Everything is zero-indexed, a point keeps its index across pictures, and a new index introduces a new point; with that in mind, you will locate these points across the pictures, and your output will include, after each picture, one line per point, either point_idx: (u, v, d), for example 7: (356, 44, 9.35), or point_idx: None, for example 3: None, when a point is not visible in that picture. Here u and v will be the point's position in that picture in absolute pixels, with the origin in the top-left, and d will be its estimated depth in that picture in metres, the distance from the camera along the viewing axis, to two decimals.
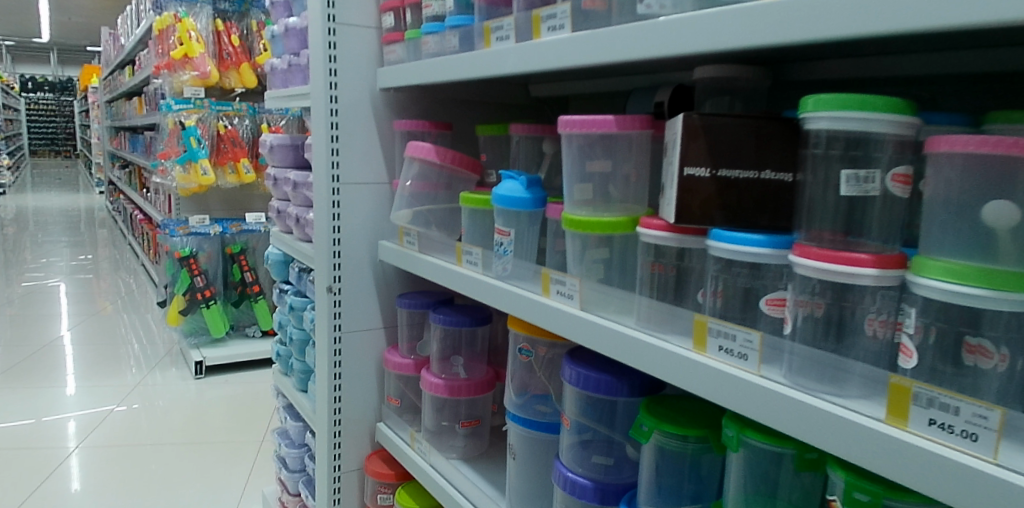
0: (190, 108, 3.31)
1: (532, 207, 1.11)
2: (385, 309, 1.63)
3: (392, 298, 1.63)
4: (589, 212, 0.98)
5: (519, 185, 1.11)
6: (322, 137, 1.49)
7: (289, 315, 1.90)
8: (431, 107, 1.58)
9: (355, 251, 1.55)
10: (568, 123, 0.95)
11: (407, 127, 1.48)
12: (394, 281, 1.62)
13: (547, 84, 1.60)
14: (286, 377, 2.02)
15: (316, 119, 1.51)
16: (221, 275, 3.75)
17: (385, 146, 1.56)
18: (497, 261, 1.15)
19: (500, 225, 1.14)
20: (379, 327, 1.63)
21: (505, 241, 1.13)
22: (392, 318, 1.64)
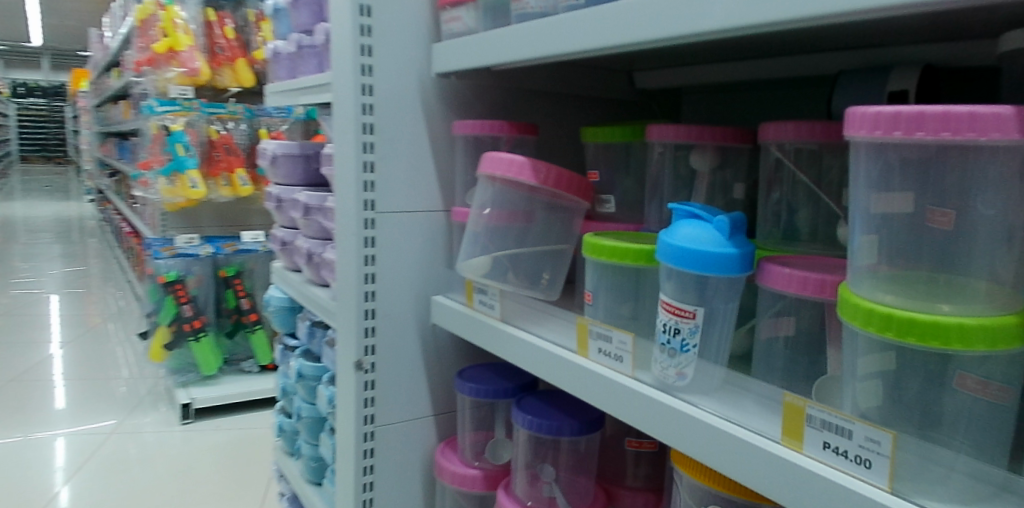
0: (177, 110, 2.83)
1: (738, 270, 0.63)
2: (434, 389, 1.14)
3: (445, 372, 1.15)
4: (903, 294, 0.50)
5: (706, 231, 0.63)
6: (350, 145, 1.01)
7: (297, 383, 1.41)
8: (504, 104, 1.11)
9: (395, 309, 1.07)
10: (887, 121, 0.46)
11: (473, 131, 1.01)
12: (448, 349, 1.15)
13: (663, 71, 1.13)
14: (293, 461, 1.53)
15: (341, 119, 1.04)
16: (214, 301, 3.28)
17: (441, 159, 1.08)
18: (668, 362, 0.66)
19: (671, 300, 0.65)
20: (427, 415, 1.15)
21: (686, 329, 0.64)
22: (445, 400, 1.16)
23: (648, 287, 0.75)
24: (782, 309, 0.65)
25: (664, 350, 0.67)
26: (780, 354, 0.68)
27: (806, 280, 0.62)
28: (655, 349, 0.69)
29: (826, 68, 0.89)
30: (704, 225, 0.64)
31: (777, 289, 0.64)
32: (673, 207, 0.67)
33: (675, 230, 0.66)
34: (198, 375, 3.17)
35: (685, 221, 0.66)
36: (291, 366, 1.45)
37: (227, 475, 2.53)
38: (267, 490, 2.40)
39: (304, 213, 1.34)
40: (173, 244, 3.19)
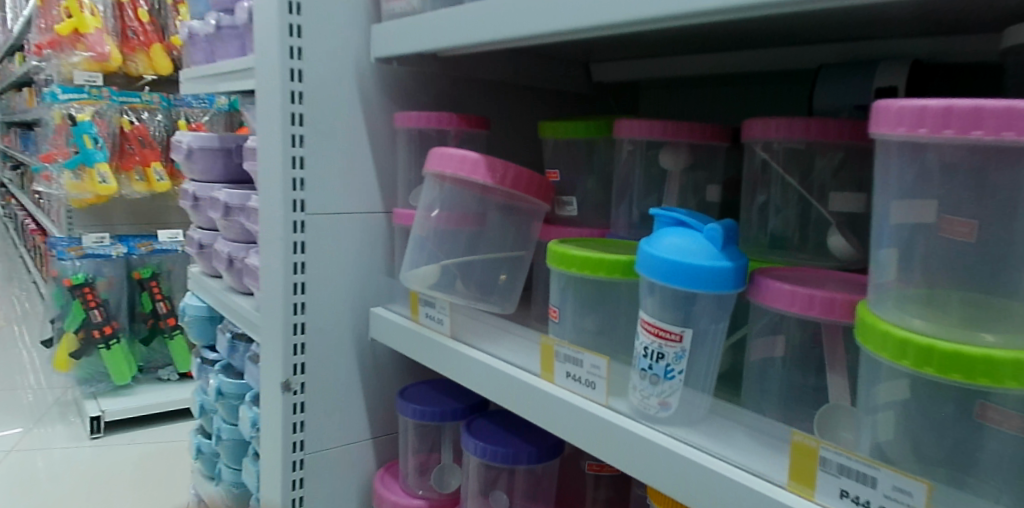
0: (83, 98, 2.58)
1: (731, 286, 0.55)
2: (373, 409, 1.03)
3: (385, 390, 1.04)
4: (932, 320, 0.43)
5: (692, 241, 0.55)
6: (276, 138, 0.89)
7: (216, 401, 1.26)
8: (451, 95, 1.00)
9: (328, 323, 0.95)
10: (936, 118, 0.40)
11: (418, 123, 0.91)
12: (388, 365, 1.04)
13: (624, 63, 1.04)
14: (212, 487, 1.38)
15: (265, 108, 0.91)
16: (127, 306, 3.03)
17: (381, 155, 0.97)
18: (649, 391, 0.58)
19: (653, 319, 0.57)
20: (365, 439, 1.03)
21: (671, 354, 0.56)
22: (385, 421, 1.05)
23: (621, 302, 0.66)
24: (776, 329, 0.58)
25: (644, 377, 0.58)
26: (771, 379, 0.60)
27: (812, 298, 0.52)
28: (633, 375, 0.60)
29: (803, 61, 0.83)
30: (690, 234, 0.56)
31: (776, 308, 0.55)
32: (656, 213, 0.59)
33: (658, 239, 0.57)
34: (109, 385, 2.91)
35: (669, 229, 0.57)
36: (209, 383, 1.30)
37: (142, 488, 2.29)
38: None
39: (224, 213, 1.19)
40: (80, 243, 2.93)
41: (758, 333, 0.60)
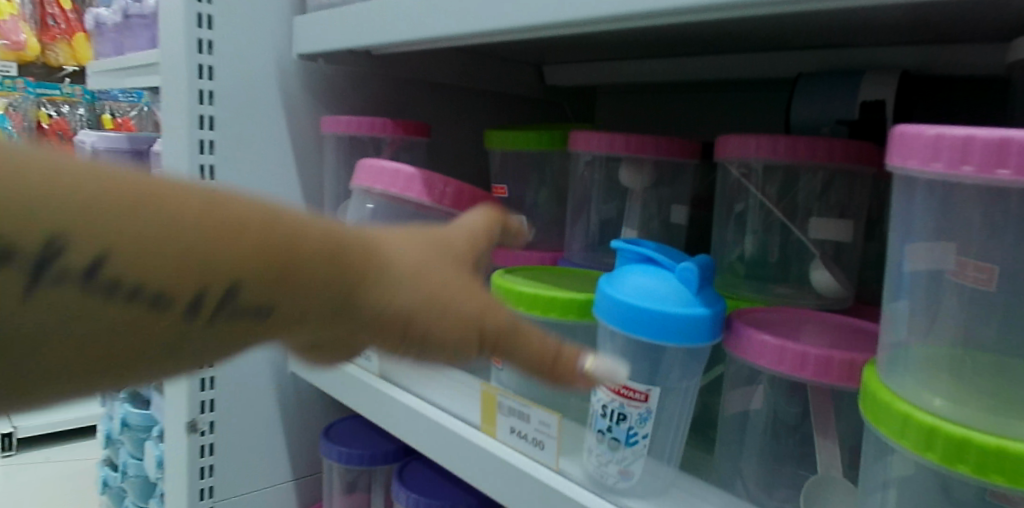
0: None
1: (704, 336, 0.45)
2: (294, 448, 0.91)
3: (309, 426, 0.92)
4: (948, 396, 0.35)
5: (661, 282, 0.46)
6: (180, 144, 0.76)
7: (127, 431, 1.12)
8: (388, 97, 0.90)
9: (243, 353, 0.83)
10: (992, 154, 0.30)
11: (346, 129, 0.79)
12: (312, 397, 0.92)
13: (581, 65, 0.96)
14: None
15: (167, 109, 0.77)
16: None
17: (307, 163, 0.86)
18: (609, 458, 0.48)
19: (614, 374, 0.47)
20: (286, 482, 0.91)
21: (636, 418, 0.47)
22: (308, 461, 0.93)
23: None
24: (752, 380, 0.50)
25: (603, 442, 0.49)
26: (748, 435, 0.52)
27: (804, 357, 0.43)
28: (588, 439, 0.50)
29: (777, 69, 0.75)
30: (661, 274, 0.47)
31: (756, 366, 0.46)
32: (618, 246, 0.50)
33: (621, 278, 0.48)
34: None
35: (635, 266, 0.48)
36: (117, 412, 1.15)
37: None
38: None
39: None
40: None
41: (731, 383, 0.52)
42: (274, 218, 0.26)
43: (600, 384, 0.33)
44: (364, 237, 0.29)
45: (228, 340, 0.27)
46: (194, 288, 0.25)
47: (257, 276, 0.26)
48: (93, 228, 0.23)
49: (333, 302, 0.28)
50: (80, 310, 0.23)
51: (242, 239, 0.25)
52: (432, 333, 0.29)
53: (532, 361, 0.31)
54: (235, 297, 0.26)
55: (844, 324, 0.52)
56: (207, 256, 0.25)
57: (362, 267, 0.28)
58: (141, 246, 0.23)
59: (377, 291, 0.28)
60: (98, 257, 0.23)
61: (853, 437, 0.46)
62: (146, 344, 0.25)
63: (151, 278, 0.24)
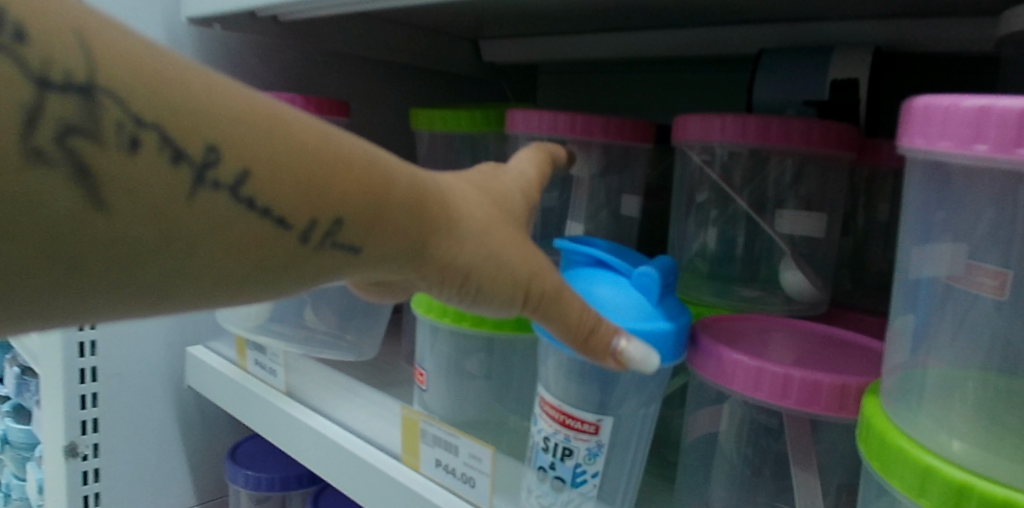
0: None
1: (667, 361, 0.38)
2: (198, 470, 0.80)
3: (215, 444, 0.82)
4: (977, 435, 0.27)
5: (617, 292, 0.38)
6: None
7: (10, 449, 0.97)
8: (301, 72, 0.79)
9: (131, 364, 0.72)
10: None
11: None
12: (217, 411, 0.81)
13: (521, 40, 0.87)
14: None
15: None
16: None
17: None
18: (552, 501, 0.40)
19: (558, 401, 0.39)
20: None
21: (584, 454, 0.38)
22: (215, 483, 0.82)
23: (502, 353, 0.52)
24: (718, 401, 0.42)
25: (546, 482, 0.40)
26: (712, 464, 0.44)
27: (788, 379, 0.36)
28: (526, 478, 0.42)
29: (736, 45, 0.68)
30: (615, 282, 0.39)
31: (729, 388, 0.38)
32: (567, 247, 0.42)
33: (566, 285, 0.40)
34: None
35: (585, 271, 0.40)
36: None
37: None
38: None
39: None
40: None
41: (694, 403, 0.44)
42: (382, 170, 0.28)
43: (630, 367, 0.32)
44: (442, 190, 0.30)
45: (321, 275, 0.28)
46: (315, 229, 0.26)
47: (362, 220, 0.27)
48: (250, 151, 0.25)
49: (420, 248, 0.29)
50: (229, 223, 0.24)
51: (354, 176, 0.27)
52: (484, 288, 0.31)
53: (575, 321, 0.31)
54: (344, 232, 0.27)
55: (819, 332, 0.46)
56: (333, 193, 0.26)
57: (438, 220, 0.29)
58: (281, 172, 0.25)
59: (452, 241, 0.30)
60: (252, 175, 0.24)
61: (837, 469, 0.39)
62: (261, 265, 0.26)
63: (279, 202, 0.25)
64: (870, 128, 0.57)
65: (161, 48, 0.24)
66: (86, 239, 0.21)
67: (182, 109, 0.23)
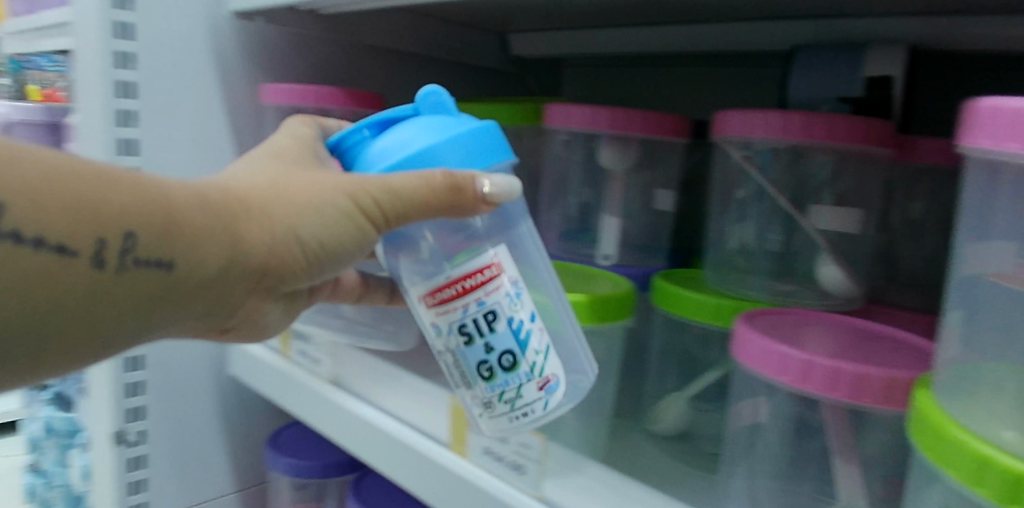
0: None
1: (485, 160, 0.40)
2: (236, 458, 0.82)
3: (252, 433, 0.83)
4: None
5: (403, 132, 0.39)
6: (93, 110, 0.65)
7: (42, 440, 0.96)
8: (338, 66, 0.80)
9: (177, 356, 0.73)
10: None
11: (289, 99, 0.70)
12: (254, 400, 0.83)
13: (548, 34, 0.89)
14: None
15: (76, 76, 0.66)
16: None
17: (245, 138, 0.76)
18: (519, 382, 0.40)
19: (459, 271, 0.39)
20: (231, 494, 0.82)
21: (510, 306, 0.39)
22: (252, 471, 0.84)
23: None
24: (758, 393, 0.44)
25: (493, 373, 0.40)
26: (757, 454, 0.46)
27: (838, 372, 0.37)
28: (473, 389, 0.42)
29: (767, 41, 0.70)
30: (394, 128, 0.40)
31: (779, 380, 0.40)
32: (339, 139, 0.42)
33: (358, 167, 0.40)
34: None
35: (368, 143, 0.40)
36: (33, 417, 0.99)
37: None
38: None
39: None
40: None
41: (739, 393, 0.46)
42: (151, 190, 0.32)
43: (498, 198, 0.38)
44: (231, 191, 0.36)
45: (144, 297, 0.33)
46: (106, 250, 0.31)
47: (167, 233, 0.32)
48: (11, 188, 0.29)
49: (239, 234, 0.35)
50: (11, 260, 0.29)
51: (120, 195, 0.31)
52: (321, 240, 0.37)
53: (424, 194, 0.36)
54: (142, 248, 0.32)
55: (862, 328, 0.47)
56: (110, 211, 0.31)
57: (235, 212, 0.35)
58: (60, 207, 0.30)
59: (260, 223, 0.36)
60: (14, 212, 0.29)
61: (880, 460, 0.41)
62: (64, 298, 0.31)
63: (53, 231, 0.30)
64: (902, 123, 0.58)
65: None
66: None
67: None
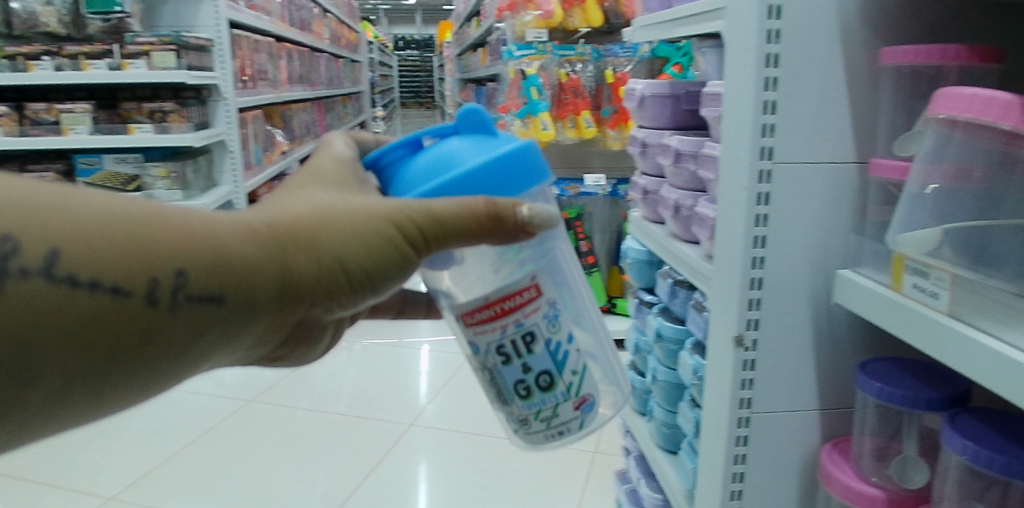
0: (573, 55, 2.89)
1: (522, 171, 0.62)
2: (824, 380, 0.92)
3: (840, 361, 0.92)
4: None
5: (460, 145, 0.64)
6: (746, 80, 0.83)
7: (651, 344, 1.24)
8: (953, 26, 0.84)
9: (788, 280, 0.87)
10: None
11: (910, 59, 0.77)
12: (845, 334, 0.91)
13: None
14: (643, 421, 1.33)
15: (733, 53, 0.86)
16: None
17: (863, 97, 0.85)
18: (557, 398, 0.67)
19: (492, 297, 0.63)
20: (816, 410, 0.94)
21: (543, 335, 0.64)
22: (837, 395, 0.93)
23: None
24: None
25: (536, 390, 0.66)
26: None
27: None
28: (515, 401, 0.67)
29: None
30: (458, 143, 0.64)
31: None
32: (404, 140, 0.66)
33: (406, 171, 0.65)
34: None
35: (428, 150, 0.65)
36: (647, 323, 1.28)
37: None
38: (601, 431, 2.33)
39: (674, 159, 1.08)
40: None
41: None
42: (198, 236, 0.54)
43: (532, 220, 0.59)
44: (263, 229, 0.56)
45: (196, 315, 0.54)
46: (159, 282, 0.52)
47: (214, 269, 0.54)
48: (61, 243, 0.49)
49: (283, 262, 0.56)
50: (81, 301, 0.49)
51: (168, 241, 0.52)
52: (355, 261, 0.58)
53: (465, 220, 0.58)
54: (180, 282, 0.52)
55: None
56: (162, 261, 0.52)
57: (286, 247, 0.56)
58: (121, 254, 0.51)
59: (306, 253, 0.57)
60: (68, 259, 0.49)
61: None
62: (128, 323, 0.52)
63: (101, 275, 0.50)
64: None
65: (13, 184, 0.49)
66: (29, 336, 0.48)
67: (46, 236, 0.49)
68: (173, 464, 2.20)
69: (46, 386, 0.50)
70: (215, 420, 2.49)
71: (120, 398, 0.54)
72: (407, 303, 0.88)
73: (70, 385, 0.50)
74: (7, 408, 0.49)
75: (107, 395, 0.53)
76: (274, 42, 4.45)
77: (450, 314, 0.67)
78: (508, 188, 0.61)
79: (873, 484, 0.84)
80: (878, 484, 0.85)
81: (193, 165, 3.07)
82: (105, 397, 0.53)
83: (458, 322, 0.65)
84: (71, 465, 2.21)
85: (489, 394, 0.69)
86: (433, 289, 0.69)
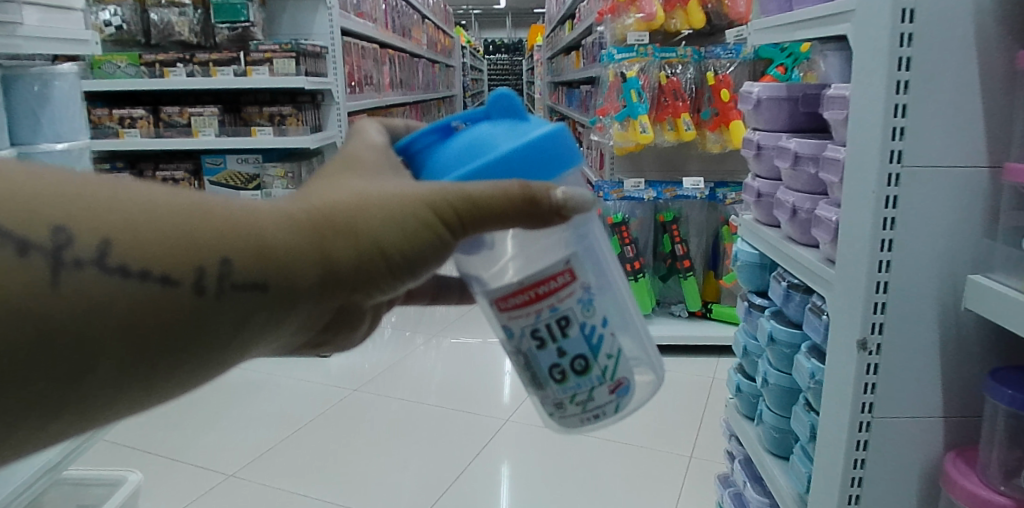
0: (673, 57, 2.88)
1: (552, 156, 0.62)
2: (951, 387, 0.91)
3: (968, 369, 0.90)
4: None
5: (494, 131, 0.64)
6: (877, 84, 0.83)
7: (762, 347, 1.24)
8: None
9: (915, 284, 0.87)
10: None
11: None
12: (975, 341, 0.89)
13: None
14: (750, 424, 1.33)
15: (863, 57, 0.86)
16: (652, 246, 3.26)
17: (1000, 101, 0.83)
18: (592, 381, 0.67)
19: (525, 280, 0.63)
20: (940, 419, 0.92)
21: (576, 317, 0.64)
22: (963, 404, 0.92)
23: None
24: None
25: (571, 374, 0.66)
26: None
27: None
28: (550, 386, 0.67)
29: None
30: (491, 128, 0.64)
31: None
32: (439, 124, 0.67)
33: (439, 155, 0.65)
34: None
35: (461, 134, 0.65)
36: (758, 326, 1.28)
37: (659, 416, 2.47)
38: (697, 438, 2.32)
39: (793, 163, 1.09)
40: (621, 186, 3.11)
41: None
42: (241, 223, 0.51)
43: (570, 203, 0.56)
44: (304, 215, 0.53)
45: (241, 305, 0.51)
46: (204, 271, 0.49)
47: (258, 258, 0.51)
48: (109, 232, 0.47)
49: (326, 249, 0.53)
50: (129, 290, 0.46)
51: (210, 231, 0.50)
52: (399, 246, 0.54)
53: (505, 202, 0.55)
54: (227, 270, 0.49)
55: None
56: (206, 251, 0.49)
57: (329, 235, 0.53)
58: (167, 242, 0.48)
59: (347, 240, 0.53)
60: (118, 248, 0.46)
61: None
62: (177, 315, 0.49)
63: (152, 265, 0.47)
64: None
65: (51, 173, 0.47)
66: (83, 331, 0.46)
67: (91, 226, 0.47)
68: (285, 447, 2.35)
69: (101, 376, 0.47)
70: (323, 407, 2.64)
71: (175, 391, 0.51)
72: (439, 290, 0.90)
73: (118, 383, 0.48)
74: (62, 405, 0.47)
75: (166, 390, 0.51)
76: (379, 49, 4.65)
77: (483, 300, 0.67)
78: (542, 172, 0.61)
79: (1003, 494, 0.83)
80: (1008, 494, 0.83)
81: (306, 165, 3.27)
82: (160, 391, 0.50)
83: (492, 308, 0.65)
84: (197, 442, 2.40)
85: (523, 379, 0.69)
86: (463, 275, 0.68)
